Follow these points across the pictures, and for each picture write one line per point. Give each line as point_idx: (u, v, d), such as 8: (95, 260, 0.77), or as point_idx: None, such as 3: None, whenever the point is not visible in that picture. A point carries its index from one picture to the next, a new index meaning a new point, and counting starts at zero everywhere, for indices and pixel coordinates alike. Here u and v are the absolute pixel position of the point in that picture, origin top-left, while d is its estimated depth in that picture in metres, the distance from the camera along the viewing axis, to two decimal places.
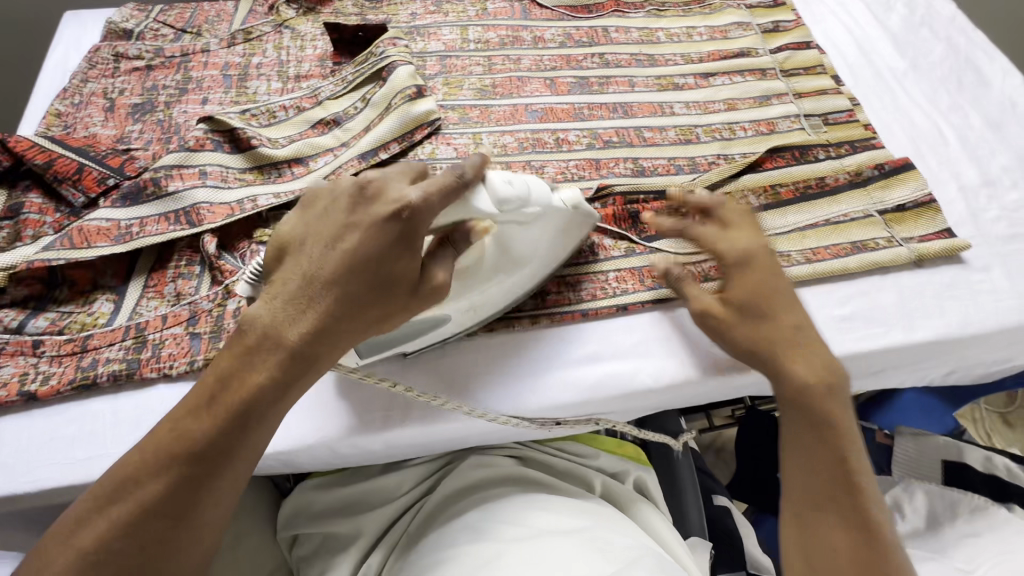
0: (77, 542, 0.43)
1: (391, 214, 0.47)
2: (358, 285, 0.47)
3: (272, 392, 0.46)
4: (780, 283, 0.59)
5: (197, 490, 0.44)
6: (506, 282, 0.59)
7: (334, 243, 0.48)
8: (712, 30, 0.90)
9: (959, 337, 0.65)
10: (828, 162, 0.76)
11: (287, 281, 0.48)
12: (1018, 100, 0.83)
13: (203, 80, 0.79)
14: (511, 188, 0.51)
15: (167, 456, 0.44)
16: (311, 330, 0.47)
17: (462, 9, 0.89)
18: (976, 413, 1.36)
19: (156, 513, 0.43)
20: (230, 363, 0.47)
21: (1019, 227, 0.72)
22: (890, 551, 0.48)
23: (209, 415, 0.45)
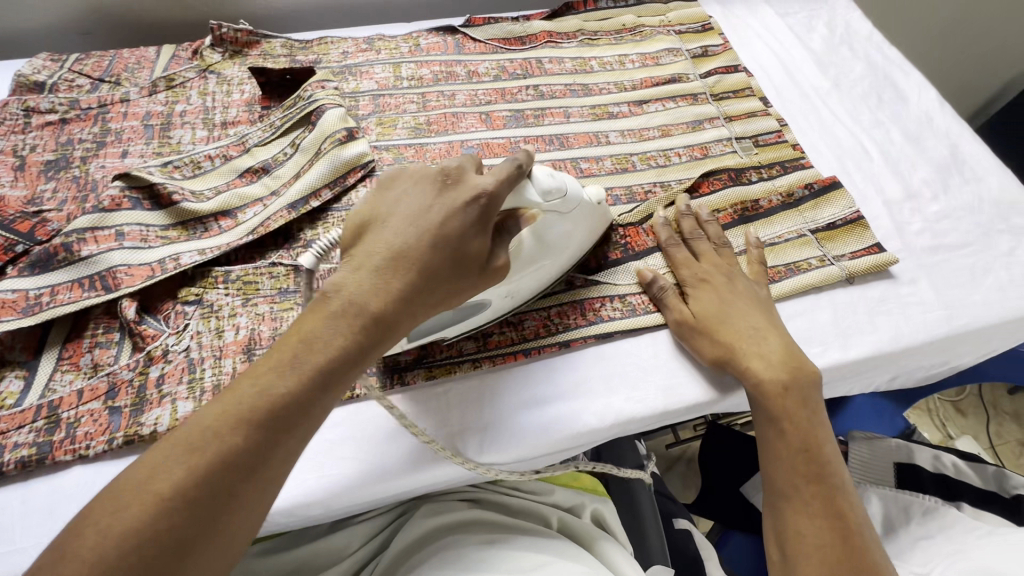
0: (155, 488, 0.38)
1: (471, 199, 0.49)
2: (440, 259, 0.47)
3: (352, 355, 0.45)
4: (735, 295, 0.66)
5: (275, 447, 0.42)
6: (542, 268, 0.62)
7: (418, 219, 0.48)
8: (643, 57, 0.91)
9: (893, 351, 0.67)
10: (760, 184, 0.78)
11: (374, 250, 0.47)
12: (934, 114, 0.87)
13: (124, 131, 0.76)
14: (552, 180, 0.56)
15: (249, 409, 0.41)
16: (393, 301, 0.46)
17: (395, 45, 0.89)
18: (930, 404, 1.43)
19: (238, 465, 0.40)
20: (318, 321, 0.45)
21: (942, 238, 0.75)
22: (853, 535, 0.54)
23: (292, 371, 0.43)
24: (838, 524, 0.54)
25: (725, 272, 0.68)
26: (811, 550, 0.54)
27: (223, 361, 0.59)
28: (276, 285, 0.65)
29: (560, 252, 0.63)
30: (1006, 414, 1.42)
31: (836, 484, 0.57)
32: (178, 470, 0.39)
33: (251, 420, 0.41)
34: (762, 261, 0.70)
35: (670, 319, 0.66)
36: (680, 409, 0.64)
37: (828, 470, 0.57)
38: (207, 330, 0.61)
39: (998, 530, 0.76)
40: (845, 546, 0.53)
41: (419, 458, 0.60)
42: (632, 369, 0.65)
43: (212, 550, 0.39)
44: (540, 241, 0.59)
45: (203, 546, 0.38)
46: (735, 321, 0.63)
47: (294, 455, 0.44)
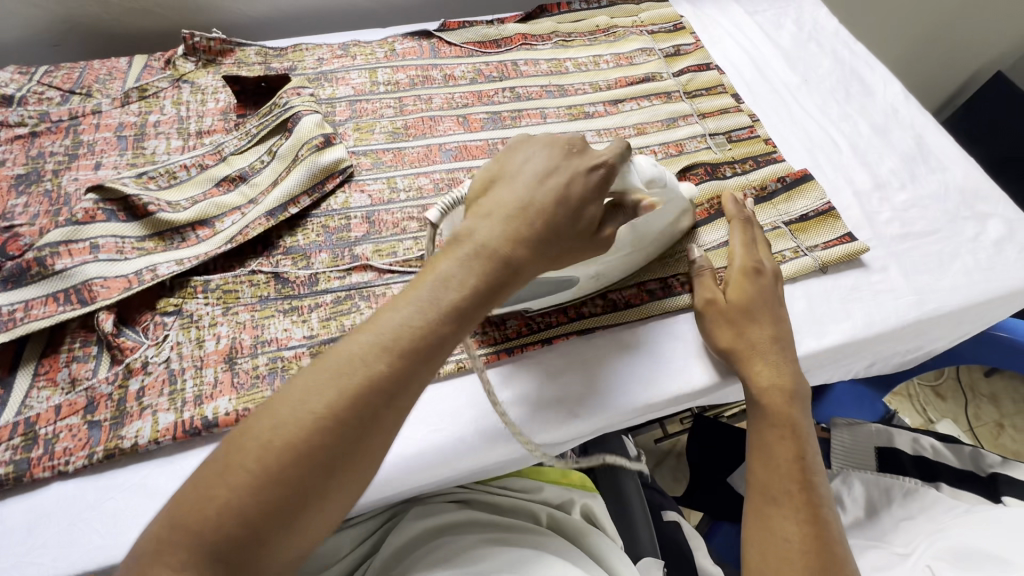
0: (309, 405, 0.39)
1: (593, 166, 0.50)
2: (559, 218, 0.48)
3: (482, 296, 0.45)
4: (772, 297, 0.65)
5: (413, 379, 0.42)
6: (628, 253, 0.65)
7: (543, 180, 0.49)
8: (618, 57, 0.93)
9: (866, 337, 0.69)
10: (735, 179, 0.79)
11: (500, 203, 0.48)
12: (899, 107, 0.90)
13: (96, 143, 0.75)
14: (656, 170, 0.59)
15: (392, 340, 0.42)
16: (518, 251, 0.46)
17: (371, 51, 0.89)
18: (911, 389, 1.47)
19: (379, 393, 0.41)
20: (450, 262, 0.45)
21: (910, 226, 0.77)
22: (833, 545, 0.53)
23: (428, 306, 0.43)
24: (819, 532, 0.54)
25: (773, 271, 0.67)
26: (796, 555, 0.52)
27: (204, 371, 0.59)
28: (256, 293, 0.65)
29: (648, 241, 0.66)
30: (983, 396, 1.46)
31: (821, 495, 0.57)
32: (330, 391, 0.40)
33: (394, 350, 0.41)
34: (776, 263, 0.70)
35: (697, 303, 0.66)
36: (662, 403, 0.65)
37: (815, 480, 0.57)
38: (187, 341, 0.61)
39: (975, 508, 0.78)
40: (826, 555, 0.52)
41: (407, 460, 0.60)
42: (613, 363, 0.66)
43: (353, 472, 0.40)
44: (635, 230, 0.63)
45: (347, 466, 0.40)
46: (761, 316, 0.64)
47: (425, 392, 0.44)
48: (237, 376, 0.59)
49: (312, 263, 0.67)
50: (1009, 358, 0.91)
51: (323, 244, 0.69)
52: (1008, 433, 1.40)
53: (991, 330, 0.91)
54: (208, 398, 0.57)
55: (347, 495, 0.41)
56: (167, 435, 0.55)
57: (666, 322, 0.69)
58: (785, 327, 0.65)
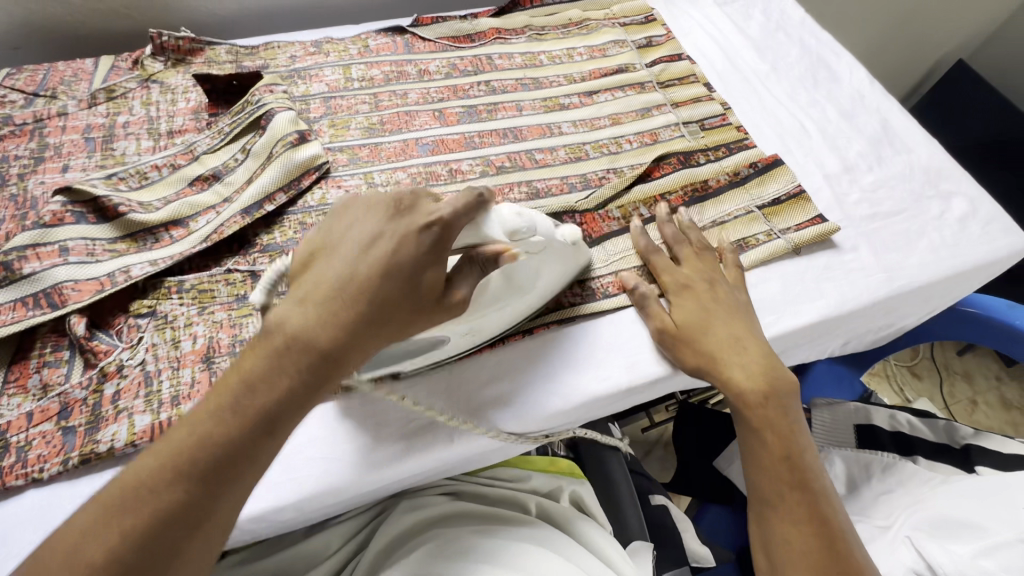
0: (87, 553, 0.38)
1: (425, 225, 0.47)
2: (388, 293, 0.46)
3: (295, 396, 0.44)
4: (722, 306, 0.66)
5: (217, 497, 0.41)
6: (507, 306, 0.61)
7: (367, 249, 0.47)
8: (590, 49, 0.93)
9: (838, 315, 0.71)
10: (709, 166, 0.80)
11: (318, 287, 0.46)
12: (864, 92, 0.92)
13: (63, 146, 0.73)
14: (521, 219, 0.54)
15: (187, 461, 0.41)
16: (339, 335, 0.45)
17: (344, 47, 0.88)
18: (888, 369, 1.51)
19: (175, 520, 0.39)
20: (255, 366, 0.44)
21: (878, 206, 0.79)
22: (837, 539, 0.56)
23: (231, 415, 0.42)
24: (820, 529, 0.56)
25: (708, 278, 0.68)
26: (799, 556, 0.56)
27: (182, 371, 0.58)
28: (232, 292, 0.64)
29: (526, 290, 0.62)
30: (957, 373, 1.51)
31: (816, 486, 0.59)
32: (113, 530, 0.39)
33: (188, 474, 0.40)
34: (739, 265, 0.71)
35: (651, 326, 0.67)
36: (642, 386, 0.66)
37: (809, 474, 0.59)
38: (163, 342, 0.59)
39: (951, 478, 0.81)
40: (830, 550, 0.55)
41: (392, 454, 0.60)
42: (596, 351, 0.67)
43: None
44: (508, 278, 0.59)
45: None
46: (717, 328, 0.64)
47: (239, 504, 0.43)
48: (215, 375, 0.58)
49: None
50: (976, 332, 0.94)
51: (300, 240, 0.68)
52: (982, 409, 1.45)
53: (960, 306, 0.94)
54: (185, 398, 0.56)
55: None
56: (144, 437, 0.54)
57: None
58: (751, 330, 0.65)
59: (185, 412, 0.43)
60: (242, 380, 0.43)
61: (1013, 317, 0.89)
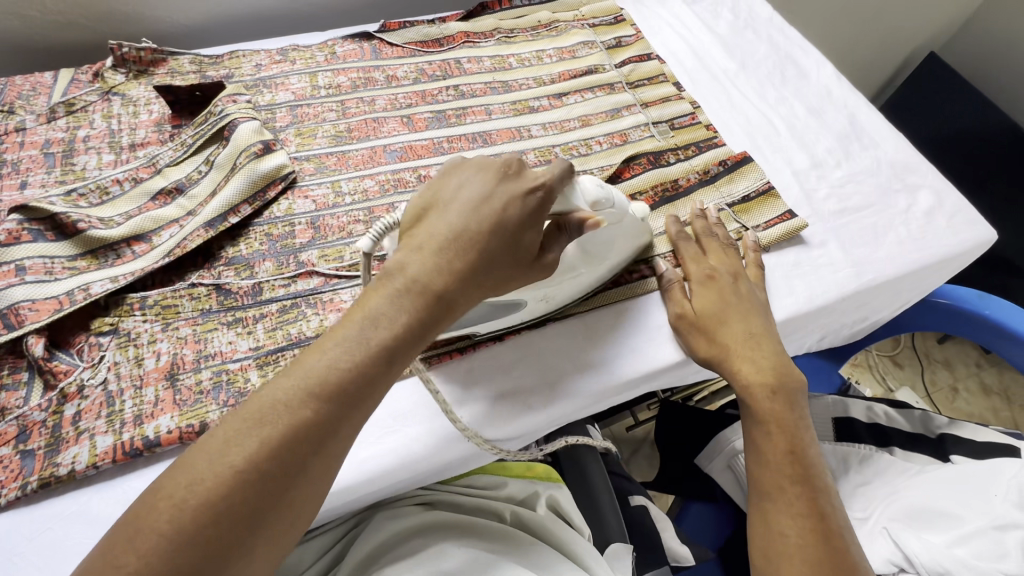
0: (227, 462, 0.38)
1: (531, 188, 0.49)
2: (498, 248, 0.48)
3: (416, 332, 0.45)
4: (736, 299, 0.66)
5: (341, 423, 0.42)
6: (579, 275, 0.63)
7: (478, 208, 0.48)
8: (560, 51, 0.93)
9: (809, 311, 0.72)
10: (679, 165, 0.81)
11: (435, 235, 0.47)
12: (832, 87, 0.93)
13: (21, 161, 0.72)
14: (601, 191, 0.55)
15: (318, 384, 0.41)
16: (453, 282, 0.47)
17: (310, 55, 0.87)
18: (870, 360, 1.52)
19: (306, 439, 0.40)
20: (381, 300, 0.45)
21: (846, 201, 0.80)
22: (833, 533, 0.55)
23: (356, 346, 0.43)
24: (817, 523, 0.56)
25: (733, 270, 0.69)
26: (794, 547, 0.55)
27: (144, 390, 0.57)
28: (197, 306, 0.63)
29: (599, 261, 0.63)
30: (937, 361, 1.53)
31: (817, 484, 0.59)
32: (250, 442, 0.39)
33: (320, 396, 0.41)
34: (760, 264, 0.71)
35: (672, 312, 0.67)
36: (614, 388, 0.66)
37: (809, 470, 0.59)
38: (125, 360, 0.58)
39: (927, 468, 0.82)
40: (826, 544, 0.54)
41: (364, 466, 0.60)
42: (570, 355, 0.67)
43: (276, 524, 0.39)
44: (584, 250, 0.60)
45: (271, 517, 0.39)
46: (734, 321, 0.65)
47: (354, 434, 0.44)
48: (180, 393, 0.57)
49: (255, 272, 0.66)
50: (949, 323, 0.96)
51: (266, 252, 0.68)
52: (962, 395, 1.47)
53: (931, 297, 0.95)
54: (149, 417, 0.55)
55: (274, 546, 0.40)
56: (106, 458, 0.53)
57: (618, 308, 0.69)
58: (763, 326, 0.66)
59: (311, 343, 0.44)
60: (366, 314, 0.44)
61: (983, 307, 0.90)
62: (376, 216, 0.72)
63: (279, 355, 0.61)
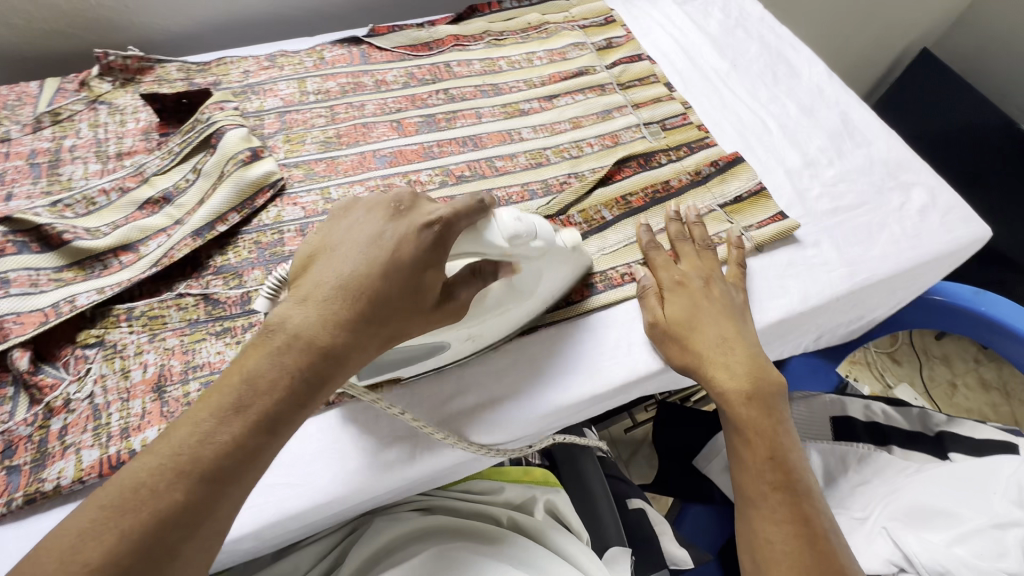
0: (80, 559, 0.36)
1: (425, 224, 0.46)
2: (391, 293, 0.45)
3: (301, 392, 0.43)
4: (711, 304, 0.66)
5: (218, 502, 0.40)
6: (509, 311, 0.60)
7: (367, 248, 0.46)
8: (550, 53, 0.93)
9: (802, 311, 0.71)
10: (670, 166, 0.80)
11: (321, 284, 0.45)
12: (824, 86, 0.93)
13: (7, 172, 0.71)
14: (521, 224, 0.51)
15: (187, 462, 0.39)
16: (341, 337, 0.44)
17: (299, 60, 0.87)
18: (868, 357, 1.52)
19: (176, 524, 0.38)
20: (259, 362, 0.43)
21: (839, 200, 0.79)
22: (818, 538, 0.54)
23: (232, 415, 0.41)
24: (801, 529, 0.55)
25: (704, 275, 0.68)
26: (781, 556, 0.54)
27: (132, 403, 0.56)
28: (185, 317, 0.62)
29: (527, 295, 0.60)
30: (935, 357, 1.53)
31: (800, 488, 0.58)
32: (108, 534, 0.37)
33: (190, 473, 0.39)
34: (741, 264, 0.71)
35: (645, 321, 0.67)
36: (606, 393, 0.66)
37: (793, 474, 0.58)
38: (112, 372, 0.58)
39: (926, 466, 0.81)
40: (812, 551, 0.53)
41: (354, 475, 0.59)
42: (563, 358, 0.66)
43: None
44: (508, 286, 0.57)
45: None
46: (705, 326, 0.64)
47: (239, 506, 0.42)
48: (167, 405, 0.56)
49: (244, 281, 0.65)
50: (945, 320, 0.95)
51: (255, 261, 0.67)
52: (961, 391, 1.47)
53: (927, 295, 0.94)
54: (136, 430, 0.54)
55: None
56: (92, 472, 0.52)
57: (608, 313, 0.69)
58: (746, 329, 0.66)
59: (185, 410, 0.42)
60: (244, 378, 0.42)
61: (978, 304, 0.90)
62: None
63: None
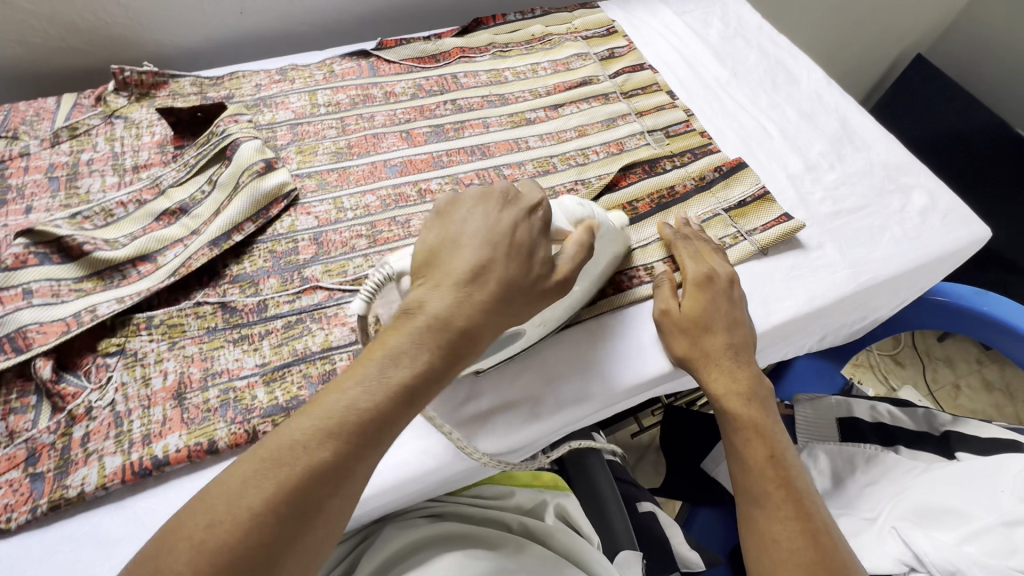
0: (245, 504, 0.37)
1: (533, 211, 0.53)
2: (515, 271, 0.49)
3: (439, 370, 0.45)
4: (728, 306, 0.66)
5: (358, 465, 0.41)
6: (567, 302, 0.63)
7: (490, 234, 0.50)
8: (555, 63, 0.95)
9: (808, 312, 0.72)
10: (675, 172, 0.82)
11: (453, 267, 0.48)
12: (823, 92, 0.95)
13: (26, 186, 0.72)
14: (582, 208, 0.59)
15: (339, 425, 0.40)
16: (474, 314, 0.47)
17: (309, 73, 0.89)
18: (872, 359, 1.53)
19: (325, 480, 0.39)
20: (405, 339, 0.45)
21: (841, 203, 0.81)
22: (821, 532, 0.55)
23: (376, 384, 0.42)
24: (805, 526, 0.55)
25: (728, 271, 0.69)
26: (786, 553, 0.54)
27: (152, 410, 0.57)
28: (203, 325, 0.63)
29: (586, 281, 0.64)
30: (939, 359, 1.53)
31: (799, 485, 0.58)
32: (268, 483, 0.38)
33: (339, 435, 0.40)
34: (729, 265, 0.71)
35: (656, 310, 0.68)
36: (620, 395, 0.67)
37: (793, 474, 0.59)
38: (133, 380, 0.59)
39: (933, 466, 0.81)
40: (816, 547, 0.53)
41: (369, 480, 0.59)
42: (578, 361, 0.67)
43: (294, 570, 0.38)
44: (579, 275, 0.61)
45: (287, 562, 0.38)
46: (718, 328, 0.65)
47: (372, 472, 0.43)
48: (188, 411, 0.57)
49: (261, 289, 0.67)
50: (947, 320, 0.96)
51: (270, 269, 0.68)
52: (965, 392, 1.48)
53: (929, 295, 0.96)
54: (157, 436, 0.55)
55: None
56: (115, 479, 0.53)
57: (618, 316, 0.70)
58: (749, 335, 0.67)
59: (331, 379, 0.43)
60: (391, 351, 0.44)
61: (980, 303, 0.91)
62: (379, 230, 0.72)
63: (286, 371, 0.61)
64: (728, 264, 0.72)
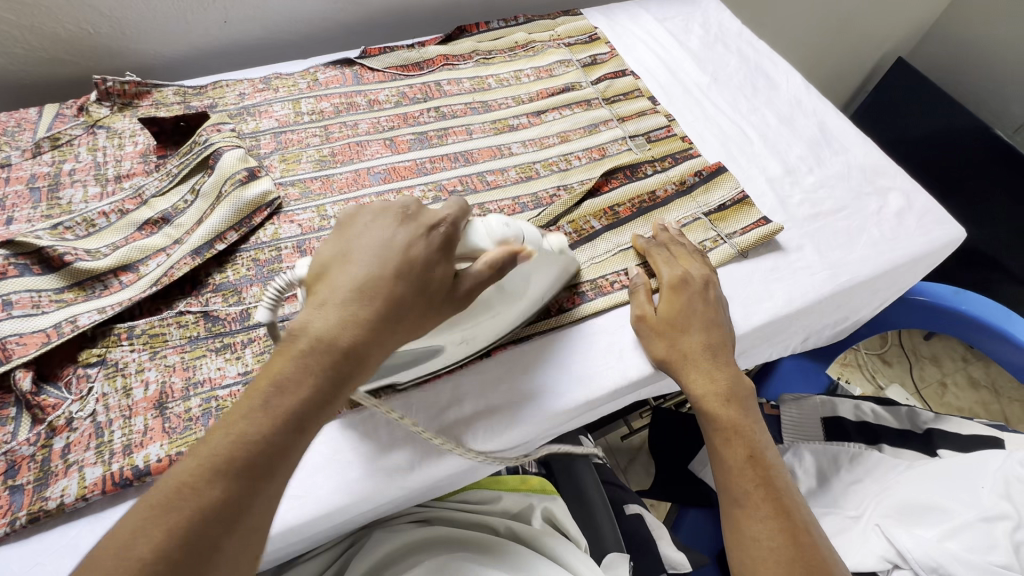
0: (134, 555, 0.36)
1: (431, 227, 0.50)
2: (407, 288, 0.48)
3: (328, 391, 0.44)
4: (704, 308, 0.67)
5: (256, 497, 0.40)
6: (510, 313, 0.62)
7: (381, 252, 0.48)
8: (537, 70, 0.96)
9: (787, 314, 0.73)
10: (655, 177, 0.83)
11: (339, 286, 0.47)
12: (801, 97, 0.97)
13: (6, 197, 0.72)
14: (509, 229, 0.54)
15: (225, 461, 0.39)
16: (361, 333, 0.46)
17: (293, 82, 0.89)
18: (860, 359, 1.54)
19: (219, 518, 0.38)
20: (287, 366, 0.43)
21: (819, 206, 0.82)
22: (800, 530, 0.55)
23: (263, 415, 0.42)
24: (784, 524, 0.56)
25: (705, 274, 0.70)
26: (767, 552, 0.55)
27: (134, 420, 0.57)
28: (185, 334, 0.63)
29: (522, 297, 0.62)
30: (925, 358, 1.55)
31: (779, 484, 0.59)
32: (156, 532, 0.37)
33: (226, 471, 0.39)
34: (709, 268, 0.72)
35: (633, 314, 0.69)
36: (604, 398, 0.67)
37: (773, 472, 0.60)
38: (114, 391, 0.58)
39: (916, 463, 0.81)
40: (796, 544, 0.54)
41: (351, 488, 0.59)
42: (562, 365, 0.68)
43: None
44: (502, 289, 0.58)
45: None
46: (694, 330, 0.66)
47: (275, 500, 0.42)
48: (169, 421, 0.57)
49: (243, 298, 0.67)
50: (927, 319, 0.98)
51: (253, 277, 0.69)
52: (951, 390, 1.49)
53: (909, 296, 0.97)
54: (138, 447, 0.55)
55: None
56: (95, 490, 0.53)
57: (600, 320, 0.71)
58: (726, 338, 0.67)
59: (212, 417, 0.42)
60: (273, 381, 0.43)
61: (958, 303, 0.93)
62: None
63: None
64: (707, 267, 0.72)
